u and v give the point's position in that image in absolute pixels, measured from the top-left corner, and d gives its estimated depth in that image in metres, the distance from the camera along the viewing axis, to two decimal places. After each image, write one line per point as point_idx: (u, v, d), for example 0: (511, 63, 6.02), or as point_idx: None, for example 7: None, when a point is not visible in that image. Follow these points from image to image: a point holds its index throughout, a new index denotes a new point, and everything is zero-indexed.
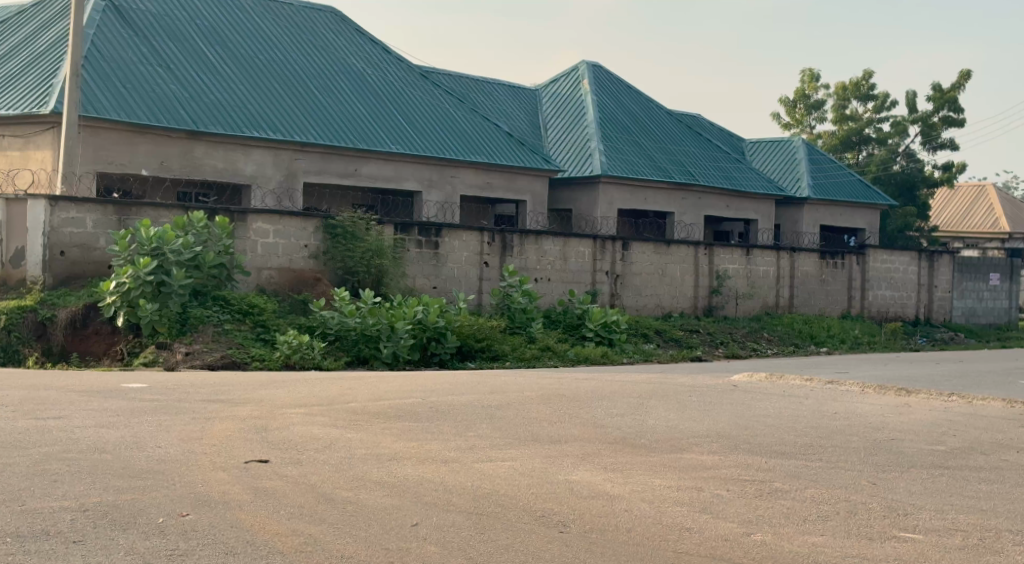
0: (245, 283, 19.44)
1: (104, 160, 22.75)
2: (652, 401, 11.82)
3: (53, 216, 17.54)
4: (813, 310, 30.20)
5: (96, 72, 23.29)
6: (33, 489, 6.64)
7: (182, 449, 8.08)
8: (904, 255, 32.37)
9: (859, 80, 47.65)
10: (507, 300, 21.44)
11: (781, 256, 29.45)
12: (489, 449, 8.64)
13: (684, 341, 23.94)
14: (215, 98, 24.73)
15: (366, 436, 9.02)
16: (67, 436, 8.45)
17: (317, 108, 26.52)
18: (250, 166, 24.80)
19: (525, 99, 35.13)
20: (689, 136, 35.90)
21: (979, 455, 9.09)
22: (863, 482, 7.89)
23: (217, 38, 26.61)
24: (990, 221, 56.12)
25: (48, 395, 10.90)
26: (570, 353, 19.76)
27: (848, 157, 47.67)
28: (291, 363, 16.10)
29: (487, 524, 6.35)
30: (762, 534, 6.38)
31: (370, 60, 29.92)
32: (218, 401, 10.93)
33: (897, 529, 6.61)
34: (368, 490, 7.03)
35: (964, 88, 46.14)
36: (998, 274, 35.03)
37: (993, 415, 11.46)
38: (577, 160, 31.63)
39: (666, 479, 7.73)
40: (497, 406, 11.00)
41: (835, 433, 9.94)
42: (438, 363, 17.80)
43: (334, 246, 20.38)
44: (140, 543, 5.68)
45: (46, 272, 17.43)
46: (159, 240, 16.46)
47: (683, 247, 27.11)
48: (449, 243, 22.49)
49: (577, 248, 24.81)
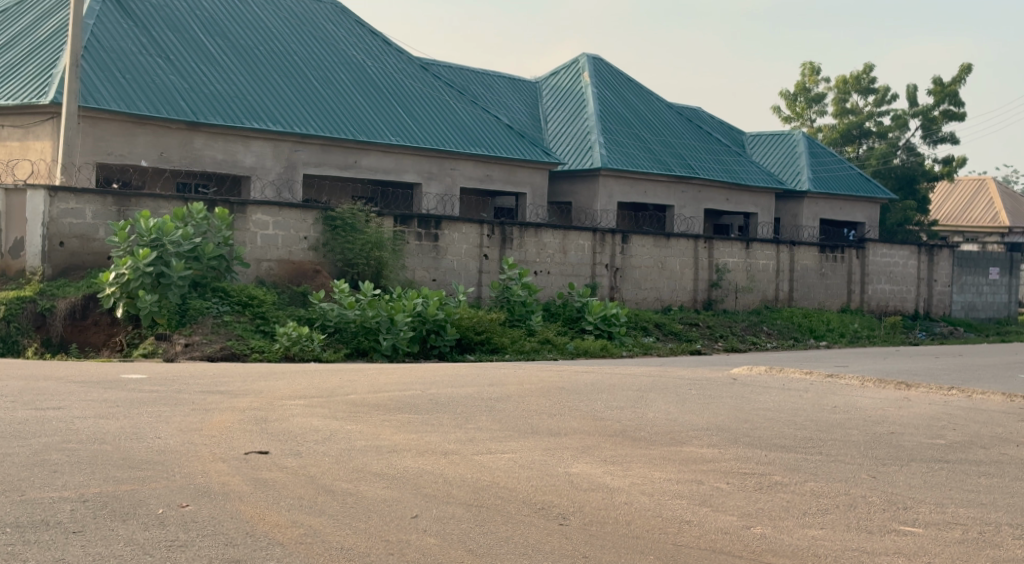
0: (245, 274, 19.42)
1: (104, 151, 22.74)
2: (651, 394, 11.81)
3: (53, 207, 17.51)
4: (813, 303, 30.21)
5: (96, 63, 23.24)
6: (33, 480, 6.63)
7: (182, 441, 8.05)
8: (904, 250, 32.34)
9: (859, 73, 47.63)
10: (506, 292, 21.47)
11: (781, 250, 29.42)
12: (489, 441, 8.64)
13: (684, 334, 23.90)
14: (214, 89, 24.68)
15: (365, 428, 9.00)
16: (66, 426, 8.43)
17: (316, 99, 26.47)
18: (250, 158, 24.76)
19: (525, 91, 35.12)
20: (690, 128, 35.85)
21: (979, 449, 9.07)
22: (863, 476, 7.86)
23: (217, 29, 26.57)
24: (990, 215, 56.10)
25: (48, 385, 10.89)
26: (570, 347, 19.73)
27: (848, 150, 47.73)
28: (291, 355, 16.11)
29: (487, 516, 6.33)
30: (762, 527, 6.38)
31: (370, 51, 29.88)
32: (217, 392, 10.92)
33: (897, 522, 6.61)
34: (368, 483, 7.01)
35: (964, 82, 46.11)
36: (997, 269, 35.08)
37: (993, 409, 11.43)
38: (577, 153, 31.62)
39: (666, 471, 7.73)
40: (497, 399, 11.00)
41: (835, 427, 9.92)
42: (437, 355, 17.79)
43: (334, 238, 20.36)
44: (140, 534, 5.67)
45: (45, 263, 17.40)
46: (159, 232, 16.44)
47: (683, 241, 27.10)
48: (449, 236, 22.48)
49: (578, 241, 24.80)
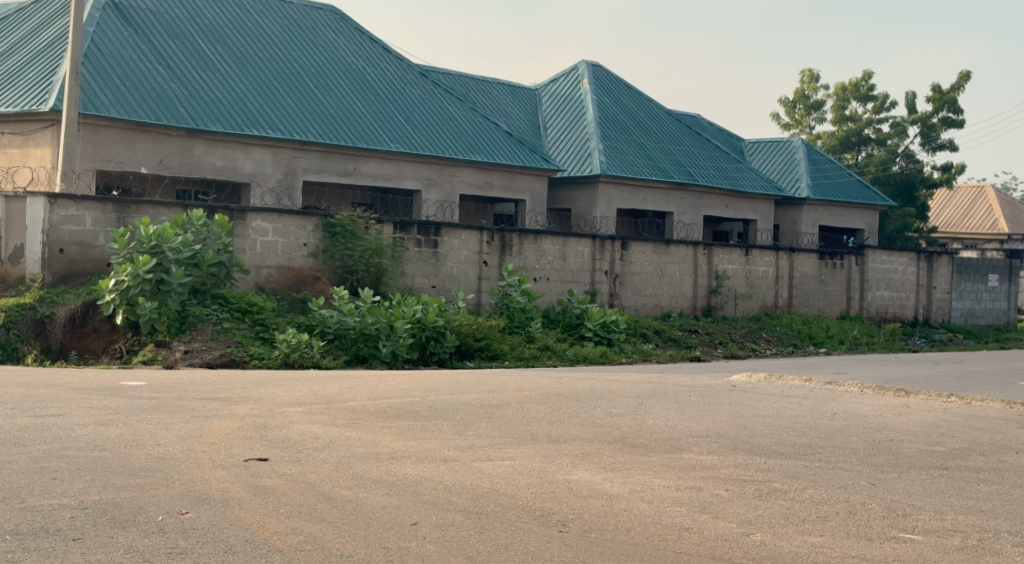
0: (245, 281, 19.41)
1: (104, 158, 22.75)
2: (650, 401, 11.83)
3: (53, 214, 17.51)
4: (813, 310, 30.22)
5: (96, 70, 23.27)
6: (33, 486, 6.64)
7: (182, 447, 8.09)
8: (903, 256, 32.38)
9: (859, 80, 47.74)
10: (506, 299, 21.34)
11: (781, 257, 29.47)
12: (489, 448, 8.63)
13: (683, 341, 23.99)
14: (214, 96, 24.72)
15: (365, 435, 9.02)
16: (66, 433, 8.43)
17: (315, 106, 26.49)
18: (249, 164, 24.79)
19: (524, 98, 35.16)
20: (689, 135, 35.90)
21: (978, 456, 9.09)
22: (863, 483, 7.89)
23: (218, 37, 26.61)
24: (989, 222, 56.25)
25: (48, 392, 10.87)
26: (569, 354, 19.73)
27: (847, 157, 47.76)
28: (290, 362, 16.09)
29: (486, 524, 6.33)
30: (762, 534, 6.39)
31: (370, 58, 29.95)
32: (217, 400, 10.90)
33: (897, 530, 6.62)
34: (368, 490, 7.03)
35: (964, 89, 46.19)
36: (997, 275, 35.04)
37: (993, 416, 11.48)
38: (577, 159, 31.63)
39: (665, 479, 7.73)
40: (497, 406, 10.99)
41: (834, 434, 9.94)
42: (437, 362, 17.82)
43: (334, 245, 20.35)
44: (140, 541, 5.69)
45: (45, 270, 17.40)
46: (159, 239, 16.45)
47: (682, 248, 27.12)
48: (449, 242, 22.50)
49: (577, 247, 24.83)
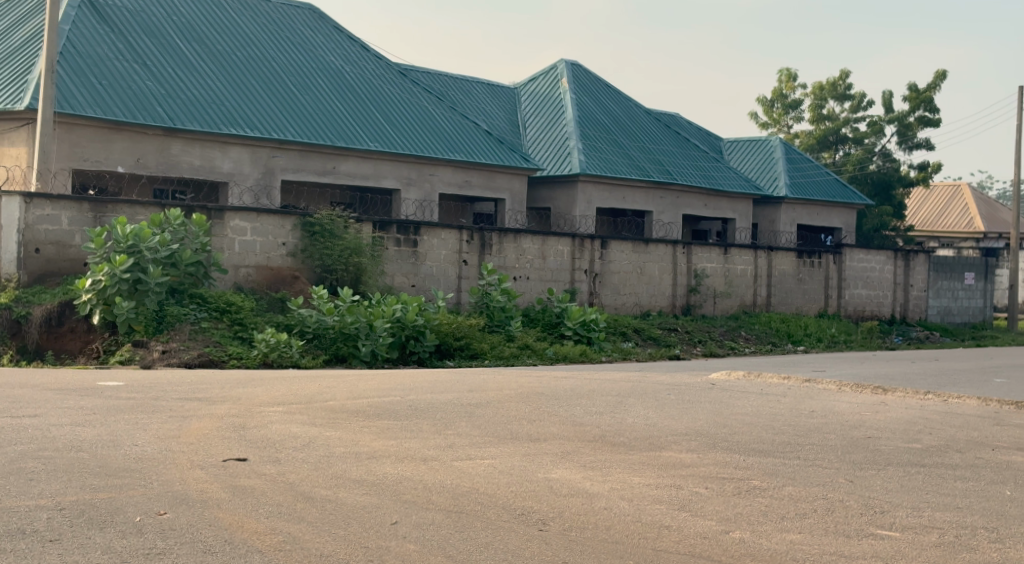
0: (223, 281, 19.32)
1: (80, 157, 22.59)
2: (631, 399, 11.85)
3: (28, 213, 17.40)
4: (791, 308, 30.36)
5: (71, 68, 23.11)
6: (9, 487, 6.60)
7: (159, 447, 8.05)
8: (880, 255, 32.55)
9: (836, 80, 47.95)
10: (485, 298, 21.31)
11: (759, 256, 29.60)
12: (468, 447, 8.61)
13: (662, 340, 24.03)
14: (192, 95, 24.60)
15: (345, 434, 8.99)
16: (42, 434, 8.36)
17: (294, 105, 26.41)
18: (227, 163, 24.68)
19: (503, 97, 35.15)
20: (668, 135, 36.01)
21: (955, 453, 9.15)
22: (841, 480, 7.91)
23: (195, 35, 26.47)
24: (965, 220, 56.69)
25: (23, 393, 10.75)
26: (549, 353, 19.72)
27: (825, 156, 48.01)
28: (268, 361, 16.04)
29: (466, 523, 6.33)
30: (741, 532, 6.40)
31: (349, 56, 29.86)
32: (195, 400, 10.81)
33: (874, 526, 6.65)
34: (348, 489, 7.01)
35: (940, 88, 46.44)
36: (973, 273, 35.31)
37: (969, 413, 11.56)
38: (556, 159, 31.65)
39: (645, 477, 7.74)
40: (477, 405, 10.97)
41: (813, 431, 9.97)
42: (416, 361, 17.79)
43: (312, 244, 20.24)
44: (118, 542, 5.65)
45: (20, 270, 17.28)
46: (136, 238, 16.25)
47: (662, 247, 27.19)
48: (428, 241, 22.48)
49: (556, 246, 24.83)
